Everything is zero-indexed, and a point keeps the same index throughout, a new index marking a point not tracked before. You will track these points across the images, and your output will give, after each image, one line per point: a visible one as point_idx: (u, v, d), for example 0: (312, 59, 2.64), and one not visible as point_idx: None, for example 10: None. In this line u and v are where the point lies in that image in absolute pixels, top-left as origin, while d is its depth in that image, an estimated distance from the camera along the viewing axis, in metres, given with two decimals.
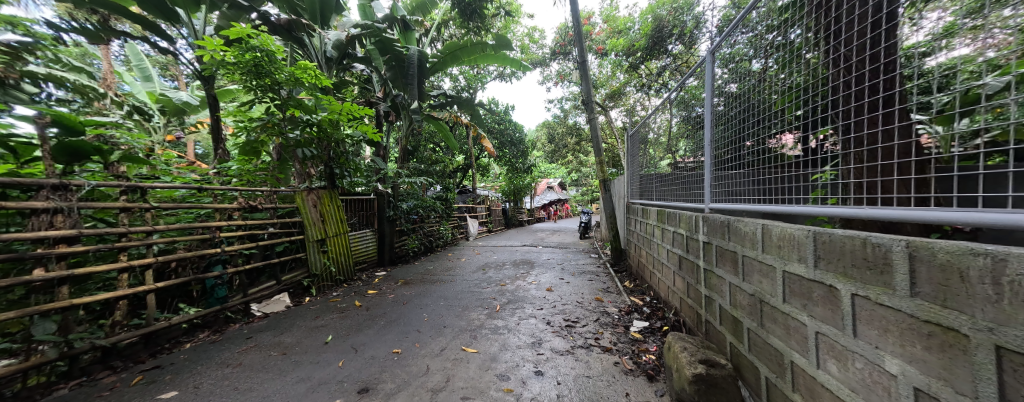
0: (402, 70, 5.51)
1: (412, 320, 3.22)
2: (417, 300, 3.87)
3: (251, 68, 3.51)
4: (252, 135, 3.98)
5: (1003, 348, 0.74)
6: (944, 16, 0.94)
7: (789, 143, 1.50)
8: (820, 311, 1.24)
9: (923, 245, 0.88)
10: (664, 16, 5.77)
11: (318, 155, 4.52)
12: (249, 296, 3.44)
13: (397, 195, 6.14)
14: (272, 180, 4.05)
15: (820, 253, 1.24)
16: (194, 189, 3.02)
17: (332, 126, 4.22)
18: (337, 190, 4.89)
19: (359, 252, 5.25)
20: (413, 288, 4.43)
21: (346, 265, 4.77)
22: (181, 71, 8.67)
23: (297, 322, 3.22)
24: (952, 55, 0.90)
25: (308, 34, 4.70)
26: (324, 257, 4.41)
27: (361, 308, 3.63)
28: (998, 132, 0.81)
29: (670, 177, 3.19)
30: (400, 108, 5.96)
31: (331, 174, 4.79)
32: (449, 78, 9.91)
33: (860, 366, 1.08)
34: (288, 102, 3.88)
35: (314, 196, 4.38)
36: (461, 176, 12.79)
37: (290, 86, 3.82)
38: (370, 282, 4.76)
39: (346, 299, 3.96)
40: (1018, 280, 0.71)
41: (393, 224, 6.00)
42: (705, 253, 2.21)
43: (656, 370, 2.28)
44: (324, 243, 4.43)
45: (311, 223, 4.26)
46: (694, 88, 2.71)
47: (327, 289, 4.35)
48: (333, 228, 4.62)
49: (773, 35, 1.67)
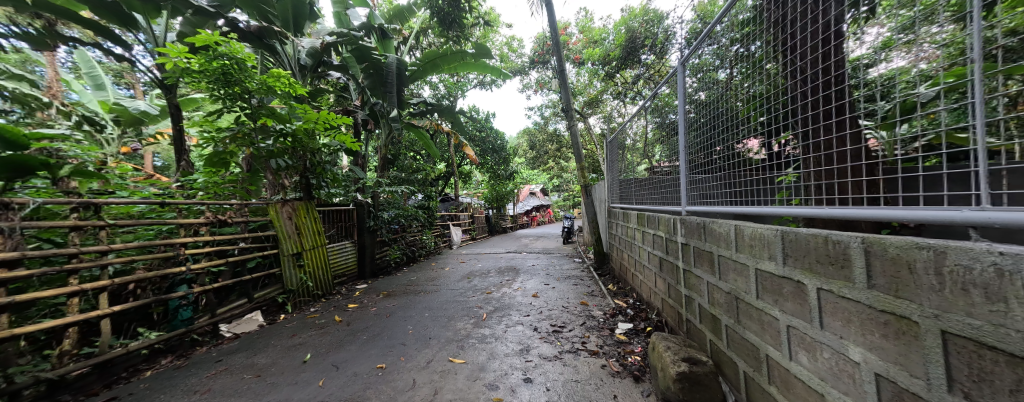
0: (381, 78, 5.40)
1: (396, 334, 3.17)
2: (401, 312, 3.81)
3: (219, 76, 3.39)
4: (221, 145, 3.87)
5: (949, 332, 0.81)
6: (882, 31, 1.02)
7: (754, 147, 1.59)
8: (790, 305, 1.32)
9: (877, 241, 0.96)
10: (637, 28, 6.05)
11: (293, 165, 4.33)
12: (218, 316, 3.30)
13: (377, 205, 6.07)
14: (241, 193, 3.90)
15: (788, 250, 1.32)
16: (156, 204, 2.87)
17: (308, 136, 4.10)
18: (313, 201, 4.74)
19: (338, 266, 5.11)
20: (396, 300, 4.35)
21: (323, 279, 4.63)
22: (139, 79, 8.23)
23: (272, 341, 3.11)
24: (891, 66, 0.98)
25: (280, 41, 4.63)
26: (300, 271, 4.26)
27: (341, 323, 3.54)
28: (933, 137, 0.88)
29: (647, 181, 3.31)
30: (379, 116, 5.88)
31: (308, 185, 4.65)
32: (429, 86, 9.92)
33: (827, 356, 1.15)
34: (259, 111, 3.76)
35: (288, 207, 4.25)
36: (443, 185, 12.72)
37: (262, 95, 3.71)
38: (351, 296, 4.64)
39: (325, 314, 3.86)
40: (955, 270, 0.78)
41: (373, 235, 5.90)
42: (684, 254, 2.29)
43: (641, 371, 2.33)
44: (300, 256, 4.29)
45: (286, 236, 4.14)
46: (666, 96, 2.81)
47: (304, 305, 4.21)
48: (310, 241, 4.48)
49: (736, 47, 1.76)
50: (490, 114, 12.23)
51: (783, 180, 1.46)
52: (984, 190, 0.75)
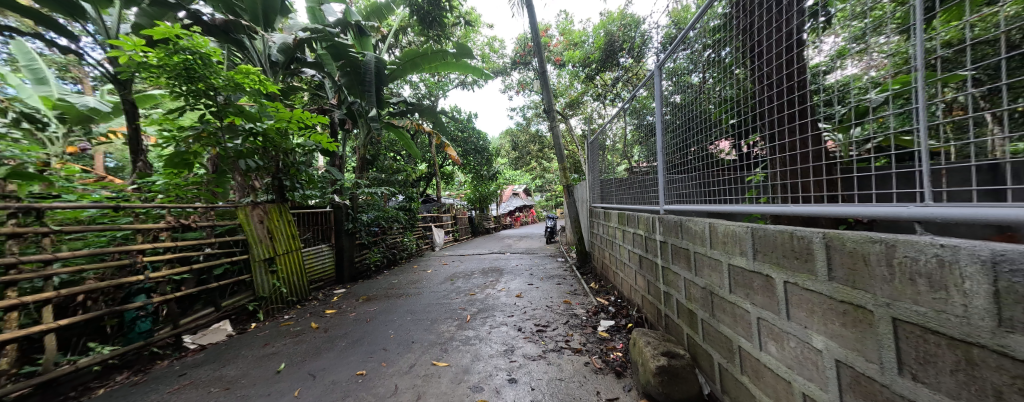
0: (358, 76, 5.29)
1: (377, 339, 3.12)
2: (382, 316, 3.77)
3: (181, 72, 3.22)
4: (182, 145, 3.61)
5: (899, 319, 0.87)
6: (837, 40, 1.09)
7: (726, 149, 1.68)
8: (759, 298, 1.39)
9: (836, 236, 1.03)
10: (615, 32, 6.22)
11: (264, 166, 4.22)
12: (181, 327, 3.13)
13: (355, 207, 5.95)
14: (206, 196, 3.73)
15: (757, 246, 1.39)
16: (108, 208, 2.70)
17: (279, 135, 3.98)
18: (287, 204, 4.63)
19: (314, 270, 4.97)
20: (376, 304, 4.28)
21: (299, 285, 4.51)
22: (88, 73, 7.64)
23: (243, 352, 3.00)
24: (846, 73, 1.06)
25: (248, 36, 4.45)
26: (273, 278, 4.14)
27: (318, 330, 3.46)
28: (883, 139, 0.96)
29: (627, 181, 3.40)
30: (357, 115, 5.77)
31: (281, 187, 4.55)
32: (409, 86, 9.79)
33: (793, 345, 1.22)
34: (226, 109, 3.54)
35: (259, 211, 4.12)
36: (425, 186, 12.59)
37: (228, 92, 3.54)
38: (329, 302, 4.53)
39: (300, 321, 3.75)
40: (904, 261, 0.85)
41: (352, 238, 5.78)
42: (663, 252, 2.37)
43: (623, 366, 2.39)
44: (273, 262, 4.16)
45: (257, 241, 4.00)
46: (644, 98, 2.90)
47: (278, 312, 4.09)
48: (284, 245, 4.36)
49: (707, 52, 1.85)
50: (472, 114, 12.21)
51: (752, 180, 1.54)
52: (926, 188, 0.82)
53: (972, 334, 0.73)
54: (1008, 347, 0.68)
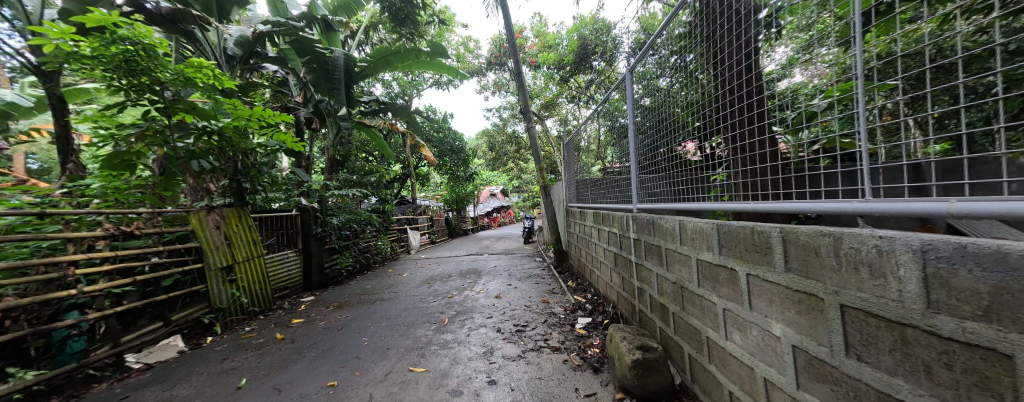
0: (325, 73, 5.10)
1: (350, 347, 3.03)
2: (354, 324, 3.66)
3: (121, 64, 2.85)
4: (122, 145, 3.18)
5: (847, 305, 0.95)
6: (786, 50, 1.18)
7: (691, 150, 1.77)
8: (725, 290, 1.47)
9: (791, 230, 1.11)
10: (588, 36, 6.41)
11: (219, 168, 3.94)
12: (123, 345, 2.81)
13: (325, 210, 5.74)
14: (152, 200, 3.44)
15: (722, 241, 1.47)
16: (30, 215, 2.38)
17: (238, 133, 3.71)
18: (247, 208, 4.32)
19: (278, 278, 4.76)
20: (348, 311, 4.15)
21: (260, 294, 4.21)
22: None
23: (198, 368, 2.80)
24: (795, 80, 1.14)
25: (200, 26, 4.11)
26: (232, 287, 3.85)
27: (284, 341, 3.30)
28: (827, 142, 1.05)
29: (601, 181, 3.49)
30: (325, 114, 5.57)
31: (239, 190, 4.23)
32: (381, 84, 9.57)
33: (755, 333, 1.31)
34: (175, 105, 3.27)
35: (215, 215, 3.83)
36: (399, 187, 12.34)
37: (177, 87, 3.22)
38: (295, 310, 4.32)
39: (264, 333, 3.56)
40: (849, 252, 0.93)
41: (322, 242, 5.57)
42: (636, 249, 2.45)
43: (600, 362, 2.45)
44: (231, 270, 3.85)
45: (213, 248, 3.70)
46: (616, 101, 3.00)
47: (236, 324, 3.81)
48: (244, 252, 4.05)
49: (673, 58, 1.94)
50: (448, 115, 12.10)
51: (716, 179, 1.63)
52: (867, 185, 0.90)
53: (905, 316, 0.80)
54: (935, 327, 0.75)
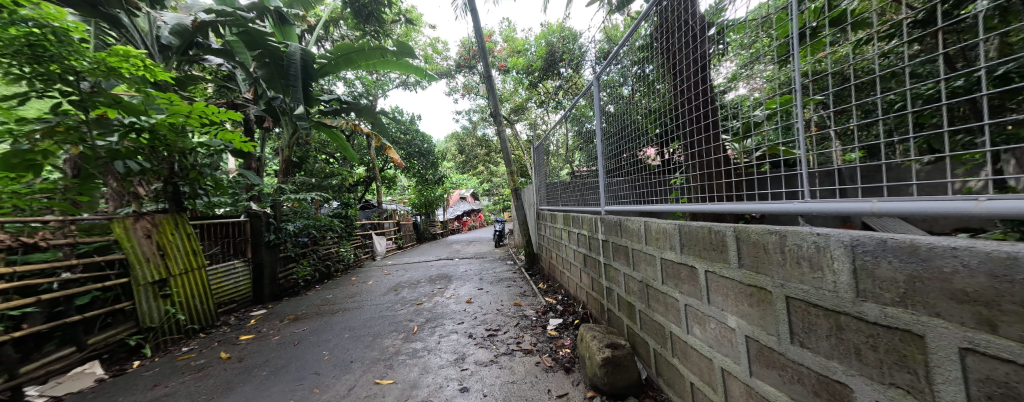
0: (279, 68, 4.77)
1: (308, 363, 2.87)
2: (312, 338, 3.47)
3: (22, 49, 2.41)
4: (24, 142, 2.64)
5: (791, 297, 1.04)
6: (730, 66, 1.29)
7: (651, 155, 1.88)
8: (686, 287, 1.56)
9: (743, 229, 1.20)
10: (555, 43, 6.62)
11: (151, 169, 3.43)
12: (20, 377, 2.40)
13: (278, 215, 5.42)
14: (63, 207, 2.92)
15: (684, 240, 1.56)
16: None
17: (173, 131, 3.30)
18: (185, 213, 3.93)
19: (222, 291, 4.37)
20: (307, 324, 3.94)
21: (202, 309, 3.84)
22: None
23: (124, 397, 2.49)
24: (739, 93, 1.25)
25: (127, 11, 3.72)
26: (165, 303, 3.44)
27: (230, 360, 3.04)
28: (767, 149, 1.15)
29: (570, 184, 3.58)
30: (280, 112, 5.28)
31: (175, 194, 3.86)
32: (343, 83, 9.24)
33: (713, 326, 1.40)
34: (94, 99, 2.78)
35: (146, 223, 3.42)
36: (364, 191, 11.95)
37: (96, 78, 2.78)
38: (243, 326, 3.99)
39: (205, 353, 3.23)
40: (792, 248, 1.02)
41: (275, 251, 5.26)
42: (605, 249, 2.53)
43: (571, 362, 2.51)
44: (165, 285, 3.45)
45: (142, 260, 3.29)
46: (583, 107, 3.10)
47: (171, 345, 3.41)
48: (181, 264, 3.65)
49: (635, 68, 2.04)
50: (416, 116, 11.90)
51: (675, 182, 1.73)
52: (805, 187, 0.99)
53: (839, 304, 0.90)
54: (863, 313, 0.84)
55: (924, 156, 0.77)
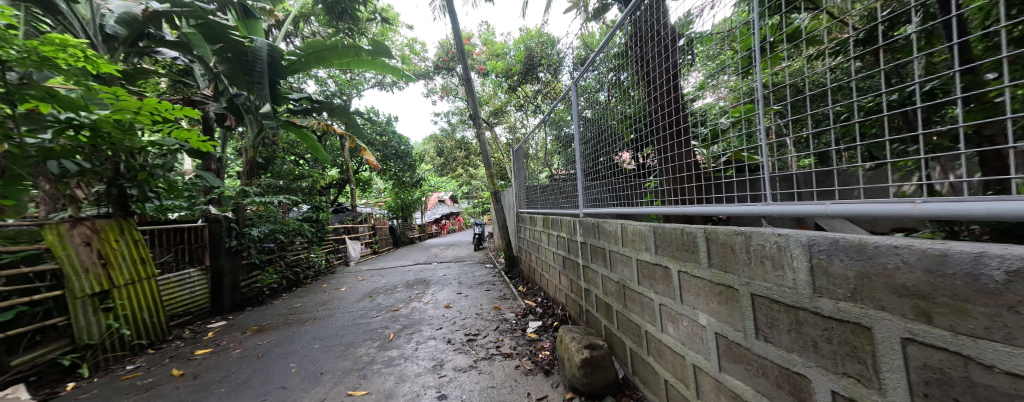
0: (241, 64, 4.46)
1: (273, 378, 2.74)
2: (278, 350, 3.32)
3: None
4: None
5: (756, 294, 1.10)
6: (698, 76, 1.36)
7: (626, 159, 1.95)
8: (661, 287, 1.61)
9: (712, 230, 1.26)
10: (534, 48, 6.75)
11: (87, 169, 3.09)
12: None
13: (240, 220, 5.16)
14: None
15: (658, 242, 1.61)
16: None
17: (120, 128, 2.97)
18: (133, 219, 3.68)
19: (174, 302, 4.11)
20: (272, 335, 3.77)
21: (152, 323, 3.57)
22: None
23: None
24: (706, 101, 1.32)
25: None
26: (107, 317, 3.18)
27: (183, 378, 2.85)
28: (733, 154, 1.22)
29: (549, 188, 3.62)
30: (244, 110, 4.97)
31: (120, 196, 3.53)
32: (314, 82, 8.98)
33: (685, 324, 1.45)
34: (23, 91, 2.41)
35: (84, 230, 3.18)
36: (337, 194, 11.62)
37: (26, 67, 2.39)
38: (200, 339, 3.75)
39: (153, 371, 2.99)
40: (756, 248, 1.08)
41: (236, 258, 5.00)
42: (583, 251, 2.57)
43: (551, 364, 2.53)
44: (106, 297, 3.19)
45: (78, 270, 3.04)
46: (561, 111, 3.15)
47: (115, 363, 3.14)
48: (125, 274, 3.40)
49: (611, 74, 2.09)
50: (392, 118, 11.70)
51: (649, 185, 1.79)
52: (767, 191, 1.06)
53: (798, 300, 0.96)
54: (819, 308, 0.90)
55: (867, 163, 0.84)
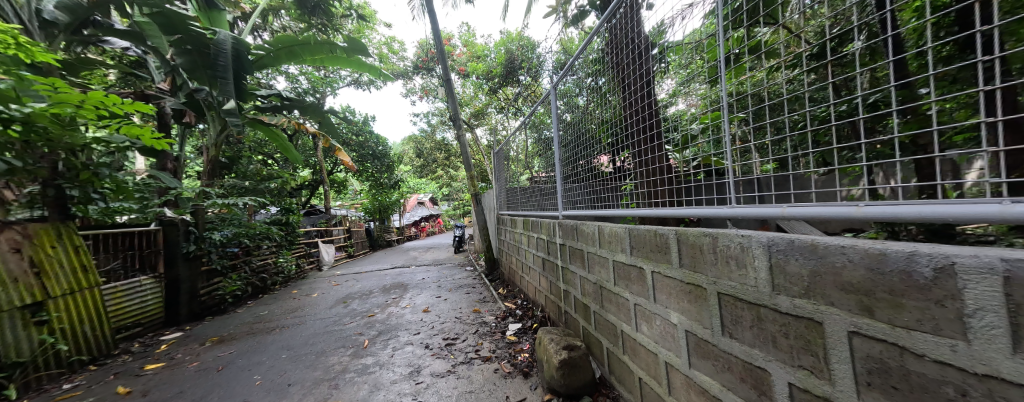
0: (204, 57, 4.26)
1: (232, 392, 2.60)
2: (240, 362, 3.18)
3: None
4: None
5: (722, 292, 1.15)
6: (671, 84, 1.42)
7: (604, 162, 2.01)
8: (635, 287, 1.66)
9: (683, 232, 1.31)
10: (515, 51, 6.77)
11: (18, 169, 2.85)
12: None
13: (199, 224, 4.90)
14: None
15: (633, 243, 1.66)
16: None
17: (59, 123, 2.76)
18: (72, 223, 3.43)
19: (121, 313, 3.79)
20: (233, 346, 3.60)
21: (93, 336, 3.28)
22: None
23: None
24: (679, 108, 1.37)
25: None
26: (41, 332, 2.86)
27: (126, 397, 2.65)
28: (703, 159, 1.27)
29: (529, 190, 3.65)
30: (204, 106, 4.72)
31: (61, 198, 3.30)
32: (285, 79, 8.69)
33: (658, 323, 1.50)
34: None
35: (15, 234, 2.90)
36: (309, 195, 11.26)
37: None
38: (149, 352, 3.53)
39: (92, 390, 2.75)
40: (722, 248, 1.13)
41: (195, 264, 4.76)
42: (562, 253, 2.61)
43: (530, 366, 2.55)
44: (40, 310, 2.88)
45: (8, 280, 2.74)
46: (541, 114, 3.19)
47: (53, 381, 2.87)
48: (63, 285, 3.11)
49: (589, 79, 2.14)
50: (369, 117, 11.46)
51: (625, 188, 1.84)
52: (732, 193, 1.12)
53: (759, 298, 1.01)
54: (777, 305, 0.96)
55: (820, 167, 0.90)
